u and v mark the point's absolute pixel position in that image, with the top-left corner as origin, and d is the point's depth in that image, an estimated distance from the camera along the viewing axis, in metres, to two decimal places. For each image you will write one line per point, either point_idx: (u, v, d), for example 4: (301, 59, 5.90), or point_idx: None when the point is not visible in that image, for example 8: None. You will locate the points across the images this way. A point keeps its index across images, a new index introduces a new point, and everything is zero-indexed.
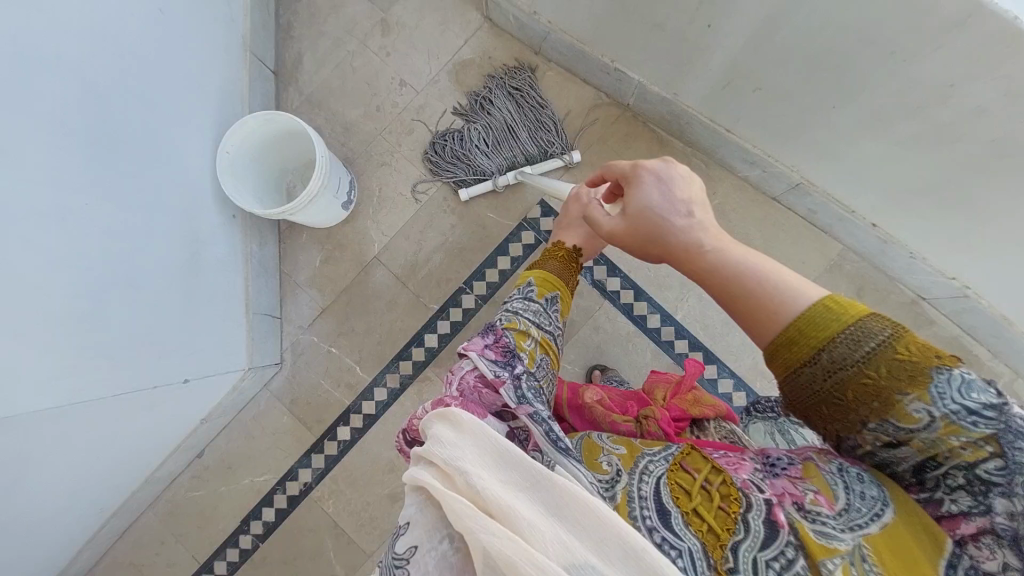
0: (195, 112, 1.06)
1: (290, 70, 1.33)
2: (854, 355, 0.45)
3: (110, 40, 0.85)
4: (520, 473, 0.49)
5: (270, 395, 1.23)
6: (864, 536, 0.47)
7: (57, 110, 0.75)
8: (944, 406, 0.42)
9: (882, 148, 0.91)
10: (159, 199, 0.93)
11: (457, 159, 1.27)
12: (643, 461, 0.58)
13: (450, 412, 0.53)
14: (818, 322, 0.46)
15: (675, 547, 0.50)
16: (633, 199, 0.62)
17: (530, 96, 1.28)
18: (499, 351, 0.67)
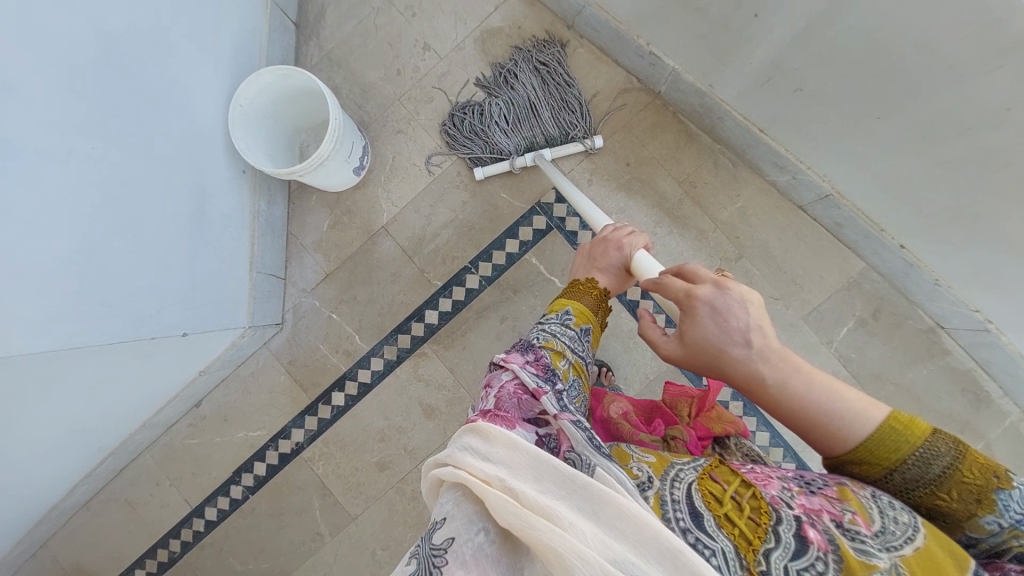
0: (210, 60, 1.03)
1: (311, 23, 1.28)
2: (924, 476, 0.50)
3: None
4: (558, 478, 0.48)
5: (269, 354, 1.25)
6: (900, 557, 0.47)
7: (68, 47, 0.73)
8: (1010, 516, 0.47)
9: (924, 167, 0.86)
10: (170, 148, 0.92)
11: (475, 135, 1.23)
12: (674, 468, 0.57)
13: (481, 426, 0.52)
14: (891, 445, 0.50)
15: (708, 547, 0.49)
16: (691, 333, 0.58)
17: (558, 74, 1.21)
18: (539, 367, 0.65)
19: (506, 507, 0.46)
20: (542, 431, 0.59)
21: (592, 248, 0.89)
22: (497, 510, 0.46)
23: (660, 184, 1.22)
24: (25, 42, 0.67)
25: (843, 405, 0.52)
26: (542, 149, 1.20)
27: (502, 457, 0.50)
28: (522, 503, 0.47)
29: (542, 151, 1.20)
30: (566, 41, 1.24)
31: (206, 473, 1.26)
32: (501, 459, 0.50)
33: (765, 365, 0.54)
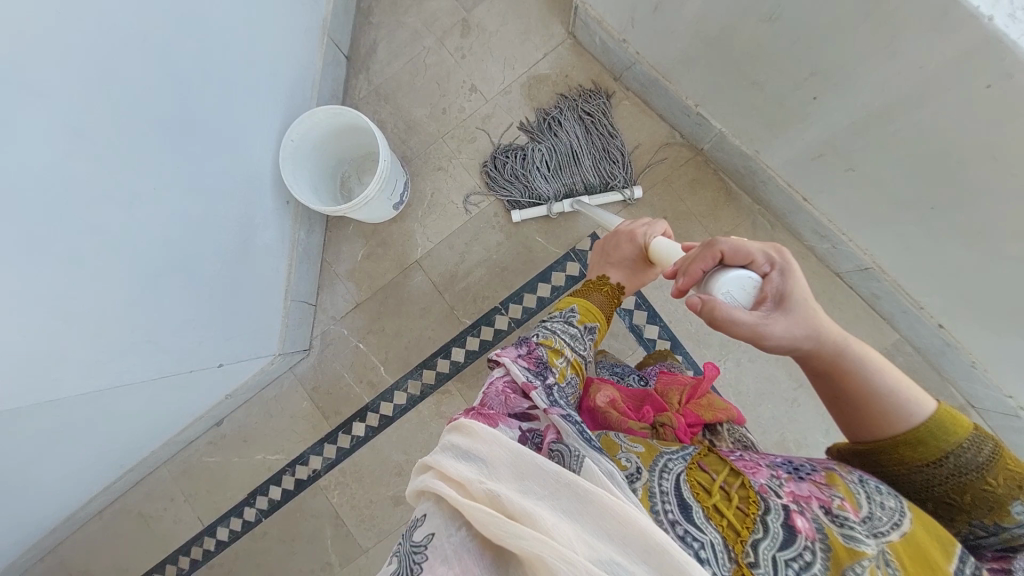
0: (267, 95, 1.05)
1: (363, 57, 1.31)
2: (974, 463, 0.50)
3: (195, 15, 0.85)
4: (538, 474, 0.49)
5: (294, 379, 1.26)
6: (886, 541, 0.50)
7: (137, 92, 0.76)
8: None
9: (974, 259, 0.85)
10: (221, 178, 0.94)
11: (516, 178, 1.23)
12: (664, 458, 0.57)
13: (466, 425, 0.53)
14: (944, 430, 0.51)
15: (697, 539, 0.50)
16: (775, 286, 0.55)
17: (603, 126, 1.23)
18: (531, 361, 0.66)
19: (480, 509, 0.46)
20: (528, 426, 0.59)
21: (606, 244, 0.95)
22: (473, 515, 0.47)
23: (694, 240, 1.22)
24: (99, 81, 0.69)
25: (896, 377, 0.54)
26: (581, 196, 1.21)
27: (482, 457, 0.50)
28: (499, 504, 0.47)
29: (581, 198, 1.21)
30: (611, 93, 1.25)
31: (222, 492, 1.26)
32: (481, 458, 0.50)
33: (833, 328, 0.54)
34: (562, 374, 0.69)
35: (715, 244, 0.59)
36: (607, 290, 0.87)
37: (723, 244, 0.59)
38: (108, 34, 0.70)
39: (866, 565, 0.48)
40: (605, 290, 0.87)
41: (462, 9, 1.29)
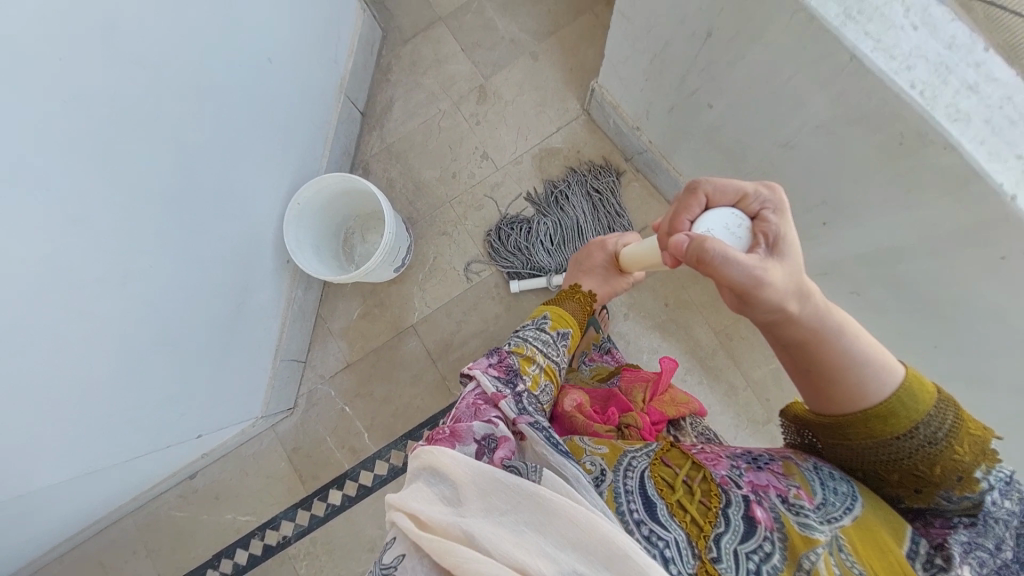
0: (278, 156, 1.03)
1: (378, 114, 1.30)
2: (940, 436, 0.50)
3: (207, 88, 0.82)
4: (501, 491, 0.53)
5: (274, 437, 1.21)
6: (839, 527, 0.53)
7: (146, 173, 0.75)
8: (995, 478, 0.50)
9: (979, 400, 0.83)
10: (219, 247, 0.91)
11: (519, 252, 1.22)
12: (627, 458, 0.60)
13: (431, 452, 0.56)
14: (911, 404, 0.50)
15: (661, 539, 0.52)
16: (770, 232, 0.51)
17: (610, 206, 1.22)
18: (501, 369, 0.69)
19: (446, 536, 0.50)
20: (496, 433, 0.61)
21: (578, 254, 0.95)
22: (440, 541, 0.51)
23: (695, 329, 1.21)
24: (102, 168, 0.69)
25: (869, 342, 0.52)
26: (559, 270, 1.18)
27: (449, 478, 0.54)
28: (464, 528, 0.51)
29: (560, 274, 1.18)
30: (622, 174, 1.25)
31: (184, 551, 1.20)
32: (449, 485, 0.55)
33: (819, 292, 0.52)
34: (534, 382, 0.71)
35: (698, 188, 0.55)
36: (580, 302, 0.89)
37: (715, 191, 0.54)
38: (101, 116, 0.67)
39: (819, 551, 0.51)
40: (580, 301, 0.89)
41: (481, 75, 1.29)
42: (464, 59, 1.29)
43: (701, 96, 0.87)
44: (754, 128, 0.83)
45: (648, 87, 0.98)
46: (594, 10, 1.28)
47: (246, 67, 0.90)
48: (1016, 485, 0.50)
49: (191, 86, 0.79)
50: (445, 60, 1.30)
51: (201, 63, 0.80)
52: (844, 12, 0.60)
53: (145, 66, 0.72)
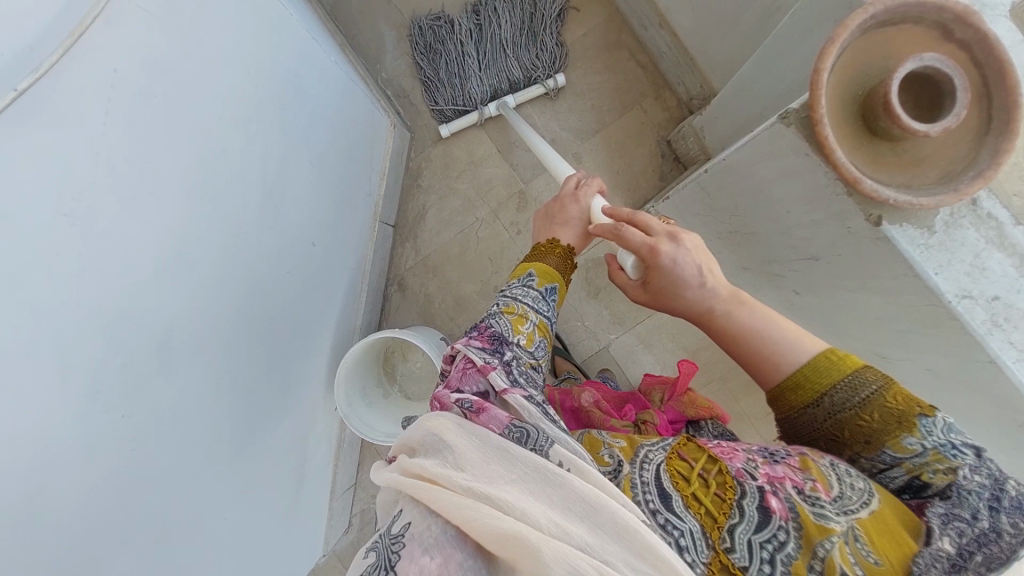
0: (326, 321, 0.95)
1: (411, 224, 1.22)
2: (852, 400, 0.46)
3: (258, 312, 0.71)
4: (500, 456, 0.43)
5: (335, 555, 1.25)
6: (858, 519, 0.41)
7: (217, 449, 0.65)
8: (933, 438, 0.43)
9: None
10: (285, 450, 0.85)
11: (439, 75, 1.17)
12: (642, 450, 0.48)
13: (433, 421, 0.46)
14: (820, 371, 0.48)
15: (676, 528, 0.42)
16: (669, 253, 0.55)
17: (546, 37, 1.15)
18: (486, 339, 0.59)
19: (463, 503, 0.40)
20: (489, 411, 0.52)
21: (549, 208, 0.79)
22: (452, 508, 0.40)
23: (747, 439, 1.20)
24: (183, 479, 0.59)
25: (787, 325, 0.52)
26: (506, 96, 1.15)
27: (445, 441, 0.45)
28: (468, 487, 0.41)
29: (506, 97, 1.15)
30: None
31: None
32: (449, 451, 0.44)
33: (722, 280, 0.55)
34: (527, 341, 0.62)
35: (618, 234, 0.58)
36: (557, 253, 0.73)
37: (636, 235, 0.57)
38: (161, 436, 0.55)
39: (835, 542, 0.40)
40: (558, 250, 0.74)
41: (520, 179, 1.20)
42: (501, 161, 1.20)
43: (778, 279, 0.82)
44: (832, 327, 0.80)
45: (720, 246, 0.91)
46: (641, 105, 1.17)
47: (293, 261, 0.79)
48: (977, 456, 0.42)
49: (244, 323, 0.68)
50: (481, 163, 1.20)
51: (254, 290, 0.69)
52: (990, 319, 0.53)
53: (206, 340, 0.60)
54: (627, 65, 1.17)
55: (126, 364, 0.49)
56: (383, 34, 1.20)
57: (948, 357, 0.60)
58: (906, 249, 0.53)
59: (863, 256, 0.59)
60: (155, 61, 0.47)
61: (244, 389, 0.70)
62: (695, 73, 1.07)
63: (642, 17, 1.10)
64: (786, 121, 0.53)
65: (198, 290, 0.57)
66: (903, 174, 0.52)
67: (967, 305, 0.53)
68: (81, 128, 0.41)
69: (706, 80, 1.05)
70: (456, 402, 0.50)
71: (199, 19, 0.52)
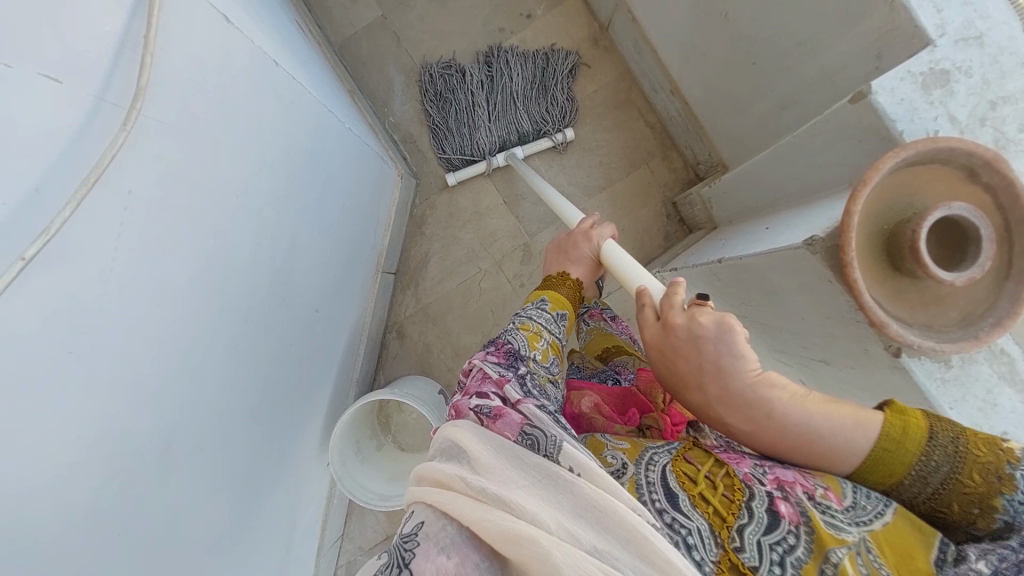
0: (324, 382, 0.92)
1: (412, 272, 1.20)
2: (925, 492, 0.40)
3: (259, 391, 0.68)
4: (513, 461, 0.44)
5: None
6: (870, 531, 0.39)
7: (211, 545, 0.61)
8: (1013, 508, 0.38)
9: None
10: (276, 522, 0.81)
11: (448, 124, 1.15)
12: (648, 453, 0.47)
13: (454, 429, 0.47)
14: (885, 458, 0.41)
15: (683, 526, 0.41)
16: (656, 340, 0.50)
17: (557, 90, 1.15)
18: (501, 354, 0.57)
19: (474, 507, 0.40)
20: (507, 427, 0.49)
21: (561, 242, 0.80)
22: (464, 515, 0.40)
23: None
24: None
25: (836, 412, 0.43)
26: (514, 148, 1.14)
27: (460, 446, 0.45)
28: (483, 490, 0.41)
29: (515, 148, 1.14)
30: None
31: None
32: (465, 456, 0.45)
33: (741, 377, 0.45)
34: (542, 356, 0.61)
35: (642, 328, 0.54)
36: (569, 284, 0.74)
37: (643, 313, 0.54)
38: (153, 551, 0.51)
39: (848, 553, 0.38)
40: (568, 281, 0.74)
41: (525, 232, 1.18)
42: (505, 213, 1.19)
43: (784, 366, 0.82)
44: None
45: None
46: (648, 165, 1.18)
47: (296, 331, 0.76)
48: None
49: (245, 408, 0.65)
50: (486, 214, 1.19)
51: (257, 372, 0.66)
52: None
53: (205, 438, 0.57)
54: (637, 124, 1.17)
55: (122, 485, 0.46)
56: (391, 78, 1.18)
57: None
58: (922, 382, 0.54)
59: (874, 376, 0.60)
60: (172, 168, 0.44)
61: (243, 476, 0.67)
62: (704, 142, 1.07)
63: (654, 81, 1.10)
64: (812, 249, 0.54)
65: (199, 387, 0.54)
66: (924, 310, 0.52)
67: None
68: (91, 259, 0.38)
69: (714, 149, 1.06)
70: (474, 407, 0.49)
71: (220, 117, 0.49)
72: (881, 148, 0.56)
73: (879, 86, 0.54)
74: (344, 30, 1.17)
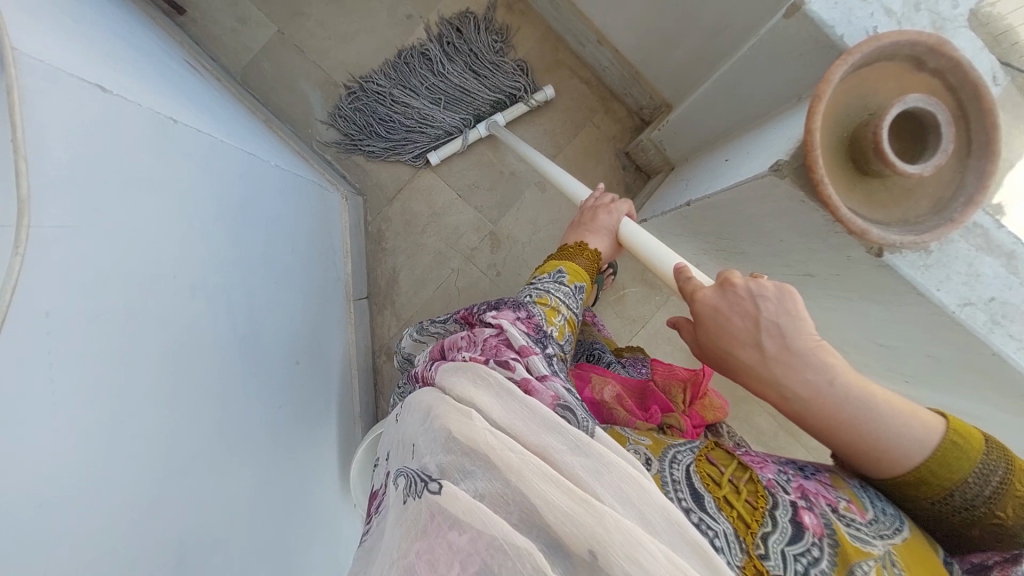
0: (323, 426, 0.85)
1: (385, 291, 1.15)
2: (980, 493, 0.37)
3: (256, 448, 0.61)
4: (551, 429, 0.39)
5: None
6: (894, 544, 0.38)
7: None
8: None
9: None
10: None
11: (375, 120, 1.09)
12: (671, 450, 0.46)
13: (481, 375, 0.43)
14: (947, 460, 0.38)
15: (711, 528, 0.39)
16: (712, 301, 0.44)
17: (495, 47, 1.09)
18: (530, 327, 0.51)
19: (506, 464, 0.37)
20: None
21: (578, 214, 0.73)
22: (497, 463, 0.37)
23: (758, 419, 1.19)
24: None
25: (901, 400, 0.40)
26: (495, 118, 1.08)
27: (473, 403, 0.42)
28: (511, 447, 0.38)
29: (497, 116, 1.08)
30: (657, 294, 1.21)
31: None
32: (490, 411, 0.41)
33: (801, 337, 0.40)
34: (558, 333, 0.55)
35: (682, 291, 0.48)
36: (588, 255, 0.66)
37: (692, 282, 0.48)
38: None
39: (874, 566, 0.37)
40: (587, 252, 0.66)
41: (487, 221, 1.15)
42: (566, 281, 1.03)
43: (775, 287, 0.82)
44: (847, 329, 0.80)
45: (710, 260, 0.90)
46: (593, 122, 1.15)
47: (280, 393, 0.69)
48: None
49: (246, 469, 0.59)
50: (443, 211, 1.14)
51: (247, 435, 0.59)
52: (992, 318, 0.54)
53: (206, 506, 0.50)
54: (571, 84, 1.14)
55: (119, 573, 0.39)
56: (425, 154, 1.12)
57: (962, 354, 0.60)
58: (907, 273, 0.54)
59: (864, 281, 0.60)
60: (100, 268, 0.40)
61: (271, 562, 0.62)
62: (641, 85, 1.04)
63: (578, 35, 1.07)
64: (780, 174, 0.54)
65: (184, 456, 0.48)
66: (896, 207, 0.52)
67: (969, 312, 0.54)
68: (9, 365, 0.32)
69: (653, 91, 1.03)
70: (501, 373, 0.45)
71: (130, 188, 0.44)
72: (825, 56, 0.55)
73: None
74: (241, 56, 1.10)
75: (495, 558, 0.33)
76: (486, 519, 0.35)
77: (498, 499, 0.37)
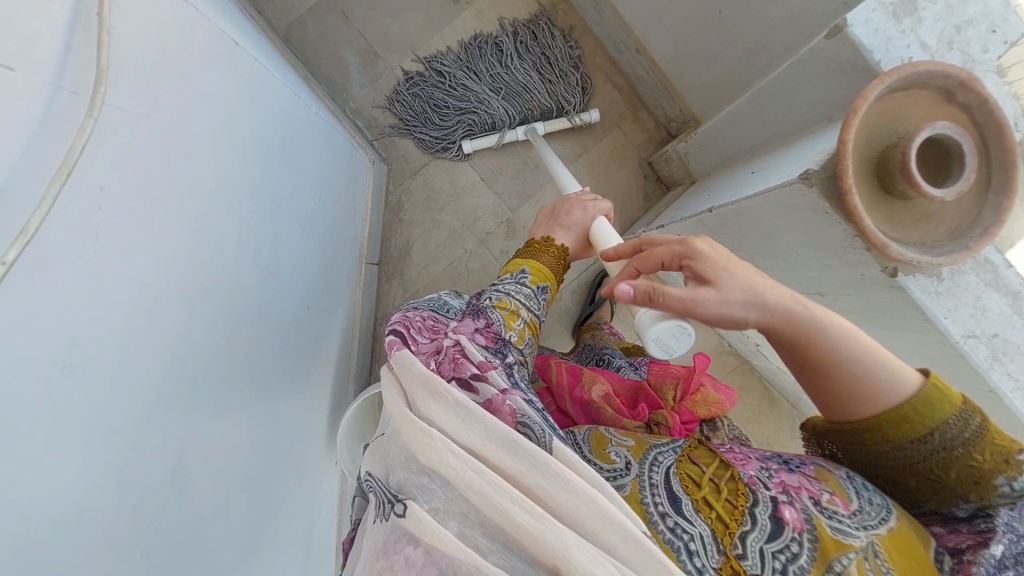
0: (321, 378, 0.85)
1: (396, 262, 1.16)
2: (953, 447, 0.41)
3: (260, 380, 0.62)
4: (509, 446, 0.39)
5: None
6: (878, 534, 0.40)
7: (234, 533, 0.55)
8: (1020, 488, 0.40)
9: None
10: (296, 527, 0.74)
11: (428, 100, 1.12)
12: (652, 452, 0.46)
13: (436, 390, 0.41)
14: (922, 406, 0.41)
15: (686, 532, 0.40)
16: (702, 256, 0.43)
17: (558, 52, 1.11)
18: (489, 337, 0.49)
19: (465, 485, 0.37)
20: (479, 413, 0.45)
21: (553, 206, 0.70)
22: (458, 483, 0.38)
23: None
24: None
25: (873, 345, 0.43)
26: (534, 124, 1.11)
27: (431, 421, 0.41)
28: (469, 467, 0.38)
29: (535, 123, 1.11)
30: None
31: None
32: (448, 429, 0.40)
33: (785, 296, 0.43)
34: (518, 338, 0.52)
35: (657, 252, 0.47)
36: (554, 252, 0.64)
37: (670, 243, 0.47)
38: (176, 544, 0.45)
39: (854, 558, 0.39)
40: (553, 248, 0.64)
41: (505, 208, 1.17)
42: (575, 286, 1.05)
43: None
44: None
45: None
46: (621, 127, 1.18)
47: (289, 333, 0.70)
48: None
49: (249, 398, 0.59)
50: (464, 192, 1.16)
51: (254, 365, 0.60)
52: (991, 355, 0.56)
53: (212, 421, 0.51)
54: (605, 88, 1.17)
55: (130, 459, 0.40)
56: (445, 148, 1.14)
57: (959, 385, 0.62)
58: (919, 297, 0.56)
59: (875, 301, 0.62)
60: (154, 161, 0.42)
61: (261, 495, 0.62)
62: (673, 97, 1.07)
63: (618, 41, 1.10)
64: (808, 182, 0.56)
65: (199, 366, 0.49)
66: (915, 230, 0.54)
67: (971, 344, 0.56)
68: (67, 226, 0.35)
69: (685, 104, 1.06)
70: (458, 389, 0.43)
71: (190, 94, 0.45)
72: (860, 79, 0.58)
73: (853, 19, 0.55)
74: (287, 14, 1.13)
75: (454, 574, 0.35)
76: (449, 540, 0.36)
77: (461, 516, 0.38)
